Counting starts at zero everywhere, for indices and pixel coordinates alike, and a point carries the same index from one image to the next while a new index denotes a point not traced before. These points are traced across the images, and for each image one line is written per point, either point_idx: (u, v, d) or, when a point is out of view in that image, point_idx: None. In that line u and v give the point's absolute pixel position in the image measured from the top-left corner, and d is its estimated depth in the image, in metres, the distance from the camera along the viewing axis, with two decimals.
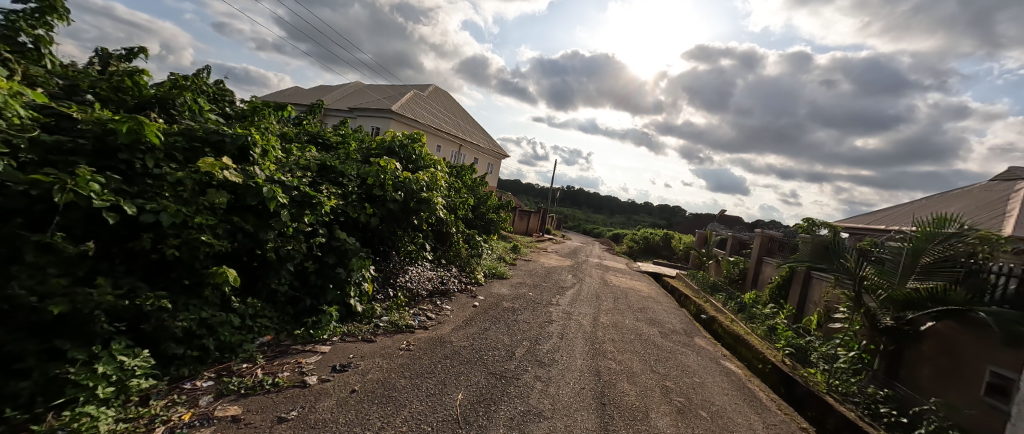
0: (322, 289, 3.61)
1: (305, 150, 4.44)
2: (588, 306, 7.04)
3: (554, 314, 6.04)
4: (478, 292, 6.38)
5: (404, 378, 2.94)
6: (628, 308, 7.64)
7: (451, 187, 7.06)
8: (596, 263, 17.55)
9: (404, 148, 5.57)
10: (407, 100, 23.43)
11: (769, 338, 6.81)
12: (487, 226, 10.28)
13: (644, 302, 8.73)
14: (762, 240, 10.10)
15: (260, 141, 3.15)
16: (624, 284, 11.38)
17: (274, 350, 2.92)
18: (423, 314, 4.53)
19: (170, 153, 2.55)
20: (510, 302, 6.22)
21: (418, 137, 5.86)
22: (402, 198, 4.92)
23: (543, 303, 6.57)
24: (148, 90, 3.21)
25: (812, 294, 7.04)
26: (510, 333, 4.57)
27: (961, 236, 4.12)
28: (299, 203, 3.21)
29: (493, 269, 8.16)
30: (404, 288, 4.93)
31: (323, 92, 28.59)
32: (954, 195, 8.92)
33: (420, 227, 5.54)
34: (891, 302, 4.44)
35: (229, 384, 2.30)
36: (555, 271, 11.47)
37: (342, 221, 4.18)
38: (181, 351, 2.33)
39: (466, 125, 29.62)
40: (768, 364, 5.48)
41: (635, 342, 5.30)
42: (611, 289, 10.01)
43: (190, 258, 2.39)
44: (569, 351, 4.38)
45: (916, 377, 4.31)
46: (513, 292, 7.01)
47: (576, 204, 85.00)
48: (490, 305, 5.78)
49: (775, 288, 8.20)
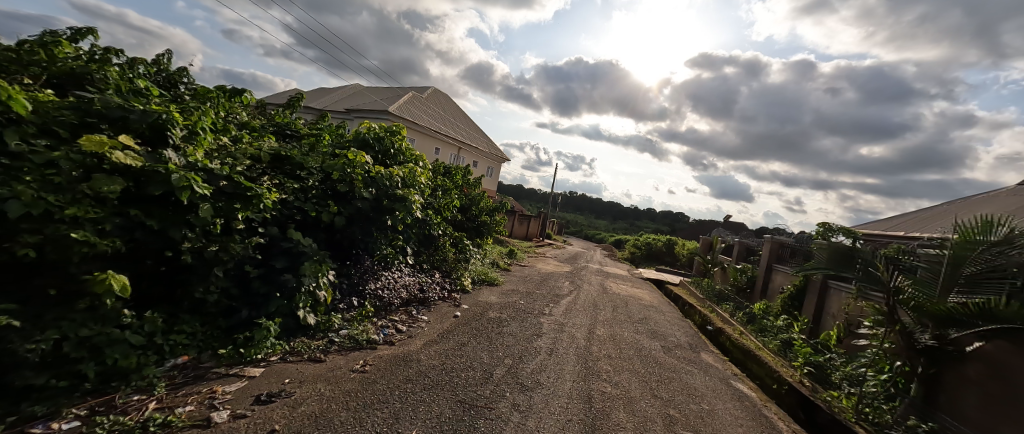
0: (266, 299, 3.08)
1: (260, 139, 3.95)
2: (584, 316, 6.49)
3: (545, 325, 5.48)
4: (463, 300, 5.86)
5: (346, 410, 2.39)
6: (627, 318, 7.07)
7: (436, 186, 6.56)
8: (596, 269, 16.96)
9: (380, 141, 5.07)
10: (405, 102, 23.06)
11: (783, 354, 6.22)
12: (479, 229, 9.78)
13: (645, 312, 8.16)
14: (771, 247, 9.53)
15: (183, 120, 2.65)
16: (625, 291, 10.80)
17: (187, 374, 2.39)
18: (392, 327, 3.98)
19: (48, 128, 2.05)
20: (497, 312, 5.67)
21: (397, 129, 5.38)
22: (373, 196, 4.44)
23: (534, 313, 6.02)
24: (59, 63, 2.75)
25: (829, 306, 6.45)
26: (490, 350, 4.01)
27: (1013, 243, 3.51)
28: (230, 194, 2.69)
29: (482, 275, 7.62)
30: (374, 297, 4.39)
31: (321, 94, 28.36)
32: (980, 200, 8.35)
33: (396, 228, 5.03)
34: (930, 318, 3.83)
35: (96, 427, 1.76)
36: (551, 277, 10.92)
37: (298, 219, 3.67)
38: (40, 382, 1.80)
39: (465, 128, 29.25)
40: (784, 385, 4.90)
41: (634, 359, 4.74)
42: (610, 297, 9.45)
43: (60, 260, 1.87)
44: (557, 371, 3.82)
45: (959, 405, 3.72)
46: (502, 300, 6.46)
47: (578, 209, 84.35)
48: (473, 315, 5.23)
49: (787, 298, 7.60)
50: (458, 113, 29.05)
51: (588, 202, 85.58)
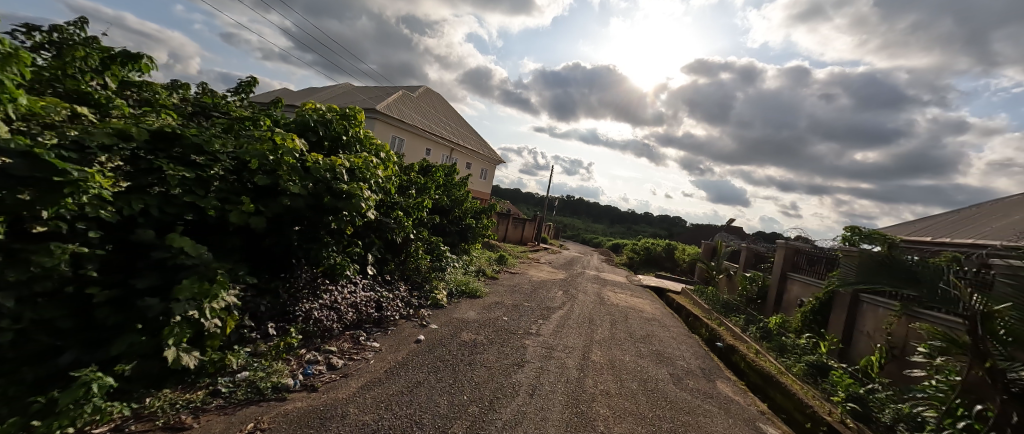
0: (118, 334, 2.15)
1: (154, 117, 3.05)
2: (578, 335, 5.57)
3: (531, 349, 4.56)
4: (434, 319, 4.93)
5: None
6: (627, 336, 6.16)
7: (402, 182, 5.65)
8: (593, 276, 16.09)
9: (329, 125, 4.15)
10: (394, 101, 22.20)
11: (810, 381, 5.33)
12: (464, 234, 8.87)
13: (647, 327, 7.27)
14: (784, 254, 8.65)
15: None
16: (624, 302, 9.92)
17: None
18: (324, 362, 3.04)
19: None
20: (473, 332, 4.74)
21: (352, 113, 4.48)
22: (310, 191, 3.52)
23: (518, 333, 5.09)
24: None
25: (864, 324, 5.55)
26: (452, 391, 3.07)
27: None
28: (34, 181, 1.78)
29: (463, 286, 6.70)
30: (308, 320, 3.45)
31: (310, 93, 27.51)
32: (1016, 203, 7.57)
33: (346, 232, 4.11)
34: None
35: None
36: (544, 286, 10.02)
37: (192, 220, 2.75)
38: None
39: (458, 129, 28.43)
40: (821, 425, 4.00)
41: (638, 395, 3.81)
42: (608, 308, 8.56)
43: None
44: (540, 422, 2.89)
45: None
46: (481, 317, 5.53)
47: (576, 213, 83.54)
48: (442, 339, 4.30)
49: (809, 313, 6.71)
50: (451, 114, 28.19)
51: (586, 206, 84.81)
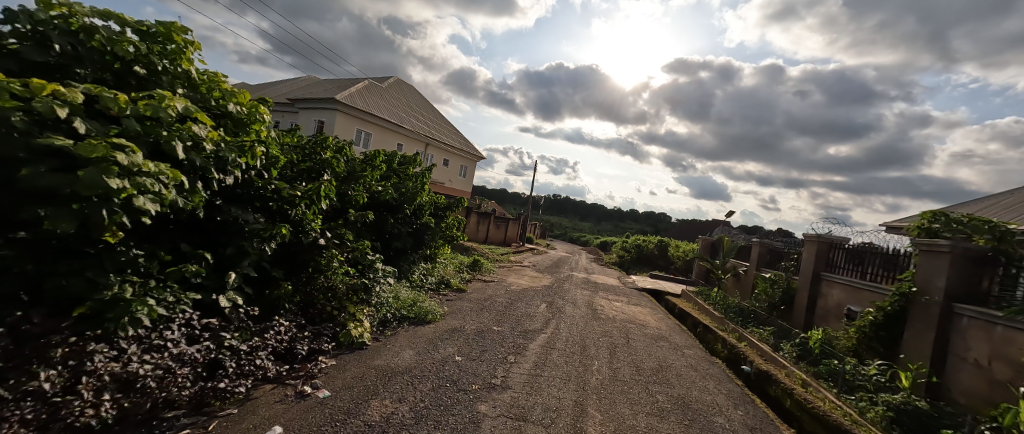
0: None
1: None
2: (565, 382, 3.78)
3: (488, 426, 2.74)
4: (334, 375, 3.07)
5: None
6: (634, 374, 4.41)
7: (287, 162, 3.76)
8: (582, 278, 14.43)
9: (96, 39, 2.21)
10: (359, 91, 20.22)
11: None
12: (418, 237, 7.03)
13: (656, 352, 5.57)
14: (816, 250, 7.05)
15: None
16: (621, 313, 8.24)
17: None
18: None
19: None
20: (395, 397, 2.90)
21: (164, 31, 2.55)
22: None
23: (473, 390, 3.26)
24: None
25: (969, 349, 3.93)
26: None
27: None
28: None
29: (404, 312, 4.85)
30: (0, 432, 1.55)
31: (269, 85, 25.27)
32: None
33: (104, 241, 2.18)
34: None
35: None
36: (523, 297, 8.25)
37: None
38: None
39: (434, 122, 26.53)
40: None
41: None
42: (603, 325, 6.84)
43: None
44: None
45: None
46: (419, 361, 3.69)
47: (563, 211, 82.21)
48: (327, 422, 2.43)
49: (868, 328, 5.08)
50: (425, 107, 26.25)
51: (572, 204, 83.57)
